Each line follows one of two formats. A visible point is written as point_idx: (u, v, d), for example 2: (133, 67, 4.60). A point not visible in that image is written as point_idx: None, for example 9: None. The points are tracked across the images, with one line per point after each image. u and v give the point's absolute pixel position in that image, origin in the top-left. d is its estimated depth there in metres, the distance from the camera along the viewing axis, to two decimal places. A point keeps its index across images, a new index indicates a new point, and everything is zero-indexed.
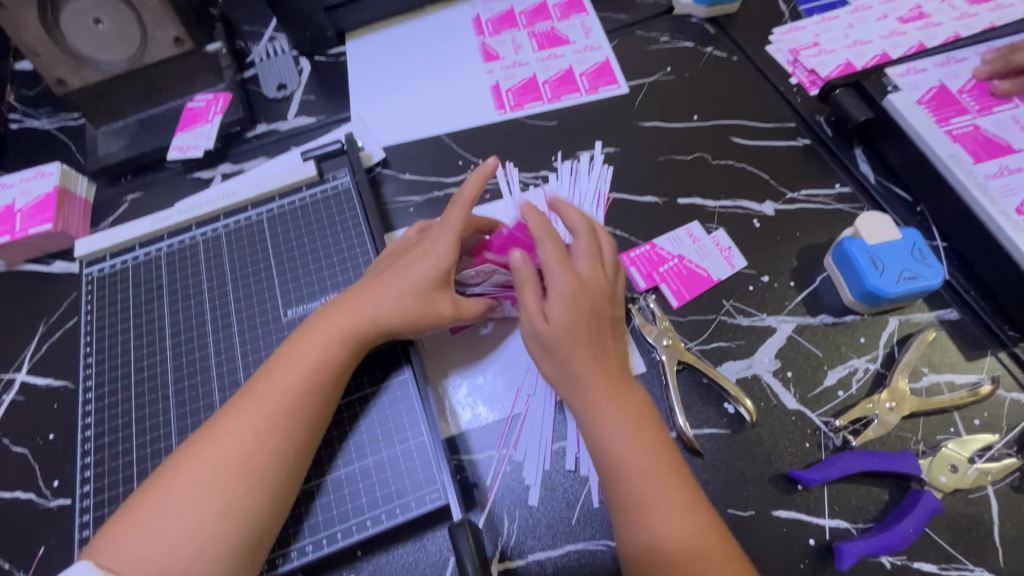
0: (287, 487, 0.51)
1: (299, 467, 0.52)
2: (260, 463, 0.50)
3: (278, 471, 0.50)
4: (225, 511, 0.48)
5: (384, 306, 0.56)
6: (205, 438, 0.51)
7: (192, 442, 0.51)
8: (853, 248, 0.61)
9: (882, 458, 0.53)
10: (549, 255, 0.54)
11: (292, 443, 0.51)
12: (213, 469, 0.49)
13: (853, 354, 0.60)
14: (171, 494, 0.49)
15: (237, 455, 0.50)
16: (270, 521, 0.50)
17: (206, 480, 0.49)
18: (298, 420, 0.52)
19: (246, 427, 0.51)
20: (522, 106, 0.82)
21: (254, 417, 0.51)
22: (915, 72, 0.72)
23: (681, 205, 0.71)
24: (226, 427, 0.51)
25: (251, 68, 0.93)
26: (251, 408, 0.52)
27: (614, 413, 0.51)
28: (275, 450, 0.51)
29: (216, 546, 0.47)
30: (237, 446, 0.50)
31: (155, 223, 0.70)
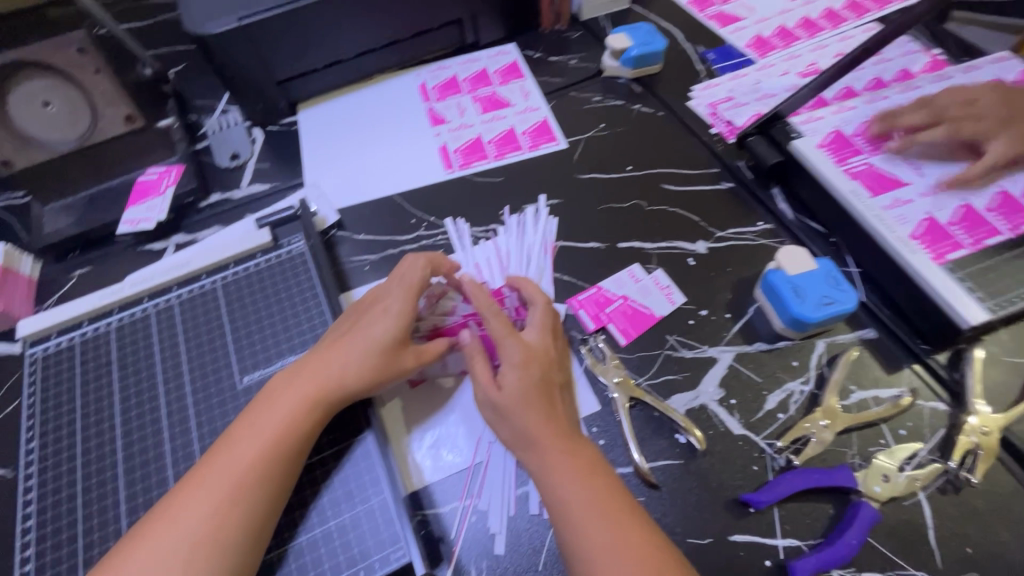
0: (248, 560, 0.50)
1: (262, 539, 0.51)
2: (222, 539, 0.49)
3: (241, 546, 0.50)
4: None
5: (346, 370, 0.57)
6: (162, 517, 0.50)
7: (148, 524, 0.50)
8: (777, 280, 0.67)
9: (822, 475, 0.56)
10: (497, 328, 0.58)
11: (254, 514, 0.51)
12: (172, 550, 0.48)
13: (789, 378, 0.65)
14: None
15: (198, 533, 0.49)
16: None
17: (163, 560, 0.48)
18: (260, 490, 0.52)
19: (206, 503, 0.50)
20: (469, 165, 0.87)
21: (214, 492, 0.51)
22: (814, 119, 0.80)
23: (622, 248, 0.77)
24: (184, 503, 0.50)
25: (204, 140, 0.95)
26: (210, 483, 0.51)
27: (567, 467, 0.53)
28: (237, 524, 0.50)
29: None
30: (195, 522, 0.49)
31: (105, 297, 0.69)
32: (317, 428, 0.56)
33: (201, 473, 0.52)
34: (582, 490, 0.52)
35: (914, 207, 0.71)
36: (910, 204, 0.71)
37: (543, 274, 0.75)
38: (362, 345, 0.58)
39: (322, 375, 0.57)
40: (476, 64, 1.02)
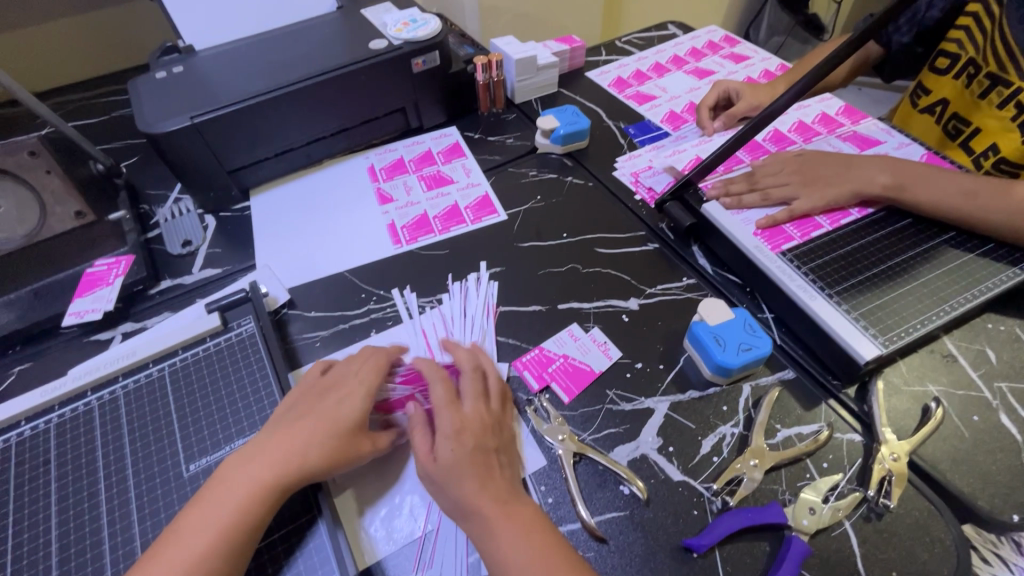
0: None
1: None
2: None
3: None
4: None
5: (301, 452, 0.58)
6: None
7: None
8: (700, 330, 0.73)
9: (755, 513, 0.60)
10: (438, 398, 0.64)
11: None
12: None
13: (720, 422, 0.70)
14: None
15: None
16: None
17: None
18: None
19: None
20: (416, 240, 0.93)
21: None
22: (714, 177, 0.96)
23: (561, 310, 0.82)
24: None
25: (156, 229, 0.98)
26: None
27: (512, 529, 0.56)
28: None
29: None
30: None
31: (45, 393, 0.68)
32: (270, 513, 0.56)
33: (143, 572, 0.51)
34: (525, 556, 0.54)
35: (753, 208, 0.87)
36: (753, 208, 0.87)
37: (488, 337, 0.79)
38: (316, 427, 0.60)
39: (278, 458, 0.58)
40: (421, 146, 1.10)
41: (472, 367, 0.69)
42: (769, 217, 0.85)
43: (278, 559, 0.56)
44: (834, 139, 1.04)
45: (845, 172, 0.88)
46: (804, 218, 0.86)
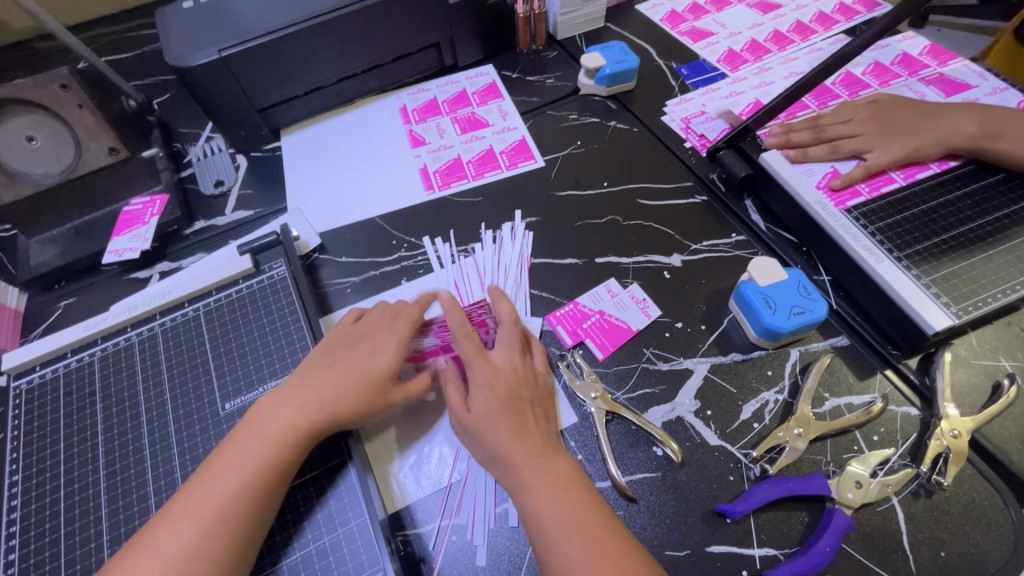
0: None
1: (242, 565, 0.51)
2: (203, 565, 0.49)
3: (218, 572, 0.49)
4: None
5: (331, 401, 0.58)
6: (139, 549, 0.50)
7: (124, 557, 0.50)
8: (748, 290, 0.69)
9: (796, 483, 0.57)
10: (466, 350, 0.60)
11: (235, 544, 0.51)
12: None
13: (762, 388, 0.66)
14: None
15: (179, 560, 0.49)
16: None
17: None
18: (242, 521, 0.52)
19: (183, 532, 0.50)
20: (449, 185, 0.89)
21: (195, 518, 0.51)
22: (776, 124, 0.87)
23: (599, 264, 0.78)
24: (169, 528, 0.51)
25: (188, 168, 0.97)
26: (191, 514, 0.51)
27: (543, 483, 0.54)
28: (219, 551, 0.50)
29: None
30: (179, 546, 0.50)
31: (88, 328, 0.70)
32: (301, 454, 0.56)
33: (182, 504, 0.52)
34: (558, 509, 0.53)
35: (818, 161, 0.79)
36: (817, 160, 0.79)
37: (521, 288, 0.76)
38: (347, 373, 0.60)
39: (312, 402, 0.58)
40: (455, 86, 1.04)
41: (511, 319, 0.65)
42: (845, 175, 0.76)
43: (310, 499, 0.57)
44: (915, 83, 0.92)
45: (921, 120, 0.79)
46: (878, 175, 0.77)
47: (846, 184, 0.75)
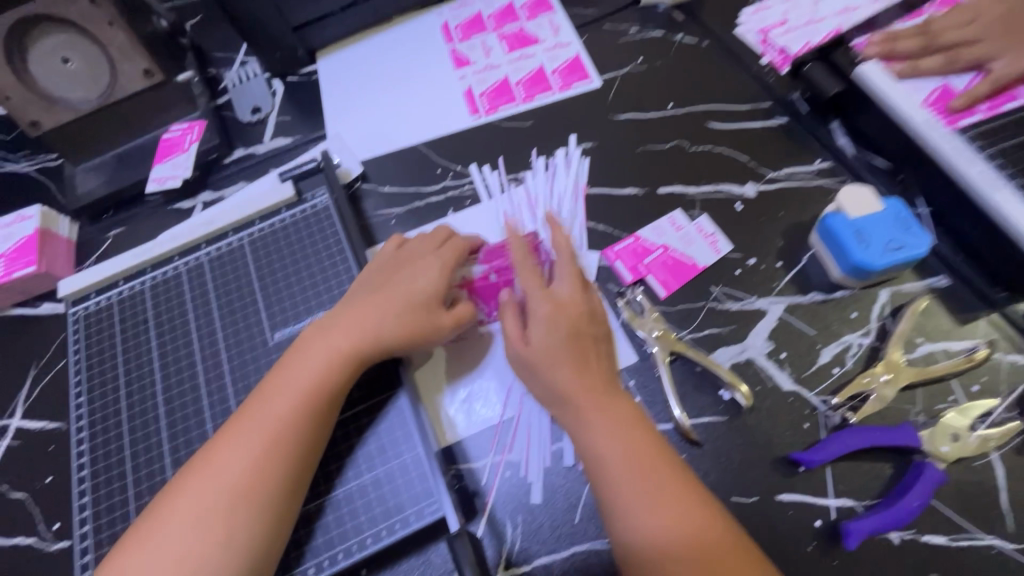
0: (289, 509, 0.49)
1: (297, 492, 0.50)
2: (258, 490, 0.48)
3: (274, 498, 0.48)
4: (225, 537, 0.47)
5: (378, 328, 0.55)
6: (194, 474, 0.49)
7: (180, 481, 0.50)
8: (836, 223, 0.61)
9: (882, 433, 0.53)
10: (530, 287, 0.57)
11: (290, 470, 0.49)
12: (207, 501, 0.48)
13: (845, 331, 0.60)
14: (170, 526, 0.47)
15: (234, 485, 0.48)
16: (267, 556, 0.48)
17: (204, 509, 0.47)
18: (294, 447, 0.50)
19: (236, 457, 0.49)
20: (496, 109, 0.81)
21: (248, 444, 0.50)
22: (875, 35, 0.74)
23: (662, 194, 0.71)
24: (221, 455, 0.49)
25: (225, 94, 0.92)
26: (243, 440, 0.50)
27: (606, 424, 0.51)
28: (274, 476, 0.49)
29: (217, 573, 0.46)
30: (232, 472, 0.48)
31: (137, 256, 0.69)
32: (349, 381, 0.54)
33: (233, 430, 0.51)
34: (621, 448, 0.50)
35: (931, 76, 0.67)
36: (929, 75, 0.67)
37: (576, 220, 0.70)
38: (393, 299, 0.57)
39: (359, 329, 0.55)
40: None
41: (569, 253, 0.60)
42: (968, 92, 0.64)
43: (362, 431, 0.56)
44: None
45: None
46: (1001, 91, 0.66)
47: (966, 104, 0.64)
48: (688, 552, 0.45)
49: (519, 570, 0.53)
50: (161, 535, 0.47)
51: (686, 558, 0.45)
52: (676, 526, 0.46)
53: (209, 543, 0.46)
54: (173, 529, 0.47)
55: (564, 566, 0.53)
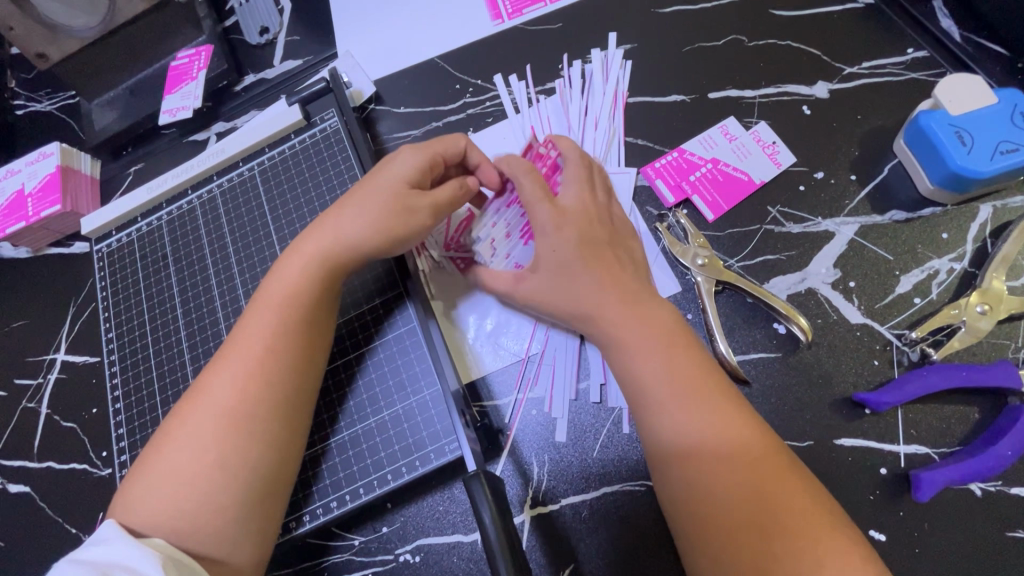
0: (290, 433, 0.46)
1: (295, 416, 0.46)
2: (248, 414, 0.44)
3: (267, 421, 0.44)
4: (224, 464, 0.42)
5: (348, 230, 0.49)
6: (185, 402, 0.45)
7: (174, 412, 0.45)
8: (932, 123, 0.50)
9: (970, 372, 0.45)
10: (527, 193, 0.50)
11: (278, 389, 0.45)
12: (197, 432, 0.43)
13: (931, 254, 0.51)
14: (167, 453, 0.43)
15: (222, 409, 0.44)
16: (272, 481, 0.44)
17: (197, 434, 0.43)
18: (279, 363, 0.46)
19: (222, 379, 0.45)
20: (521, 11, 0.70)
21: (236, 364, 0.45)
22: None
23: (714, 99, 0.61)
24: (209, 378, 0.45)
25: (232, 15, 0.82)
26: (227, 362, 0.46)
27: (642, 332, 0.45)
28: (263, 396, 0.44)
29: (220, 500, 0.41)
30: (221, 394, 0.44)
31: (151, 190, 0.67)
32: (328, 294, 0.50)
33: (220, 354, 0.47)
34: (656, 366, 0.43)
35: None
36: None
37: (614, 135, 0.61)
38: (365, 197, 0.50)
39: (336, 234, 0.50)
40: None
41: (577, 154, 0.53)
42: None
43: (381, 365, 0.54)
44: None
45: None
46: None
47: None
48: (737, 483, 0.38)
49: (547, 509, 0.51)
50: (160, 467, 0.43)
51: (740, 478, 0.39)
52: (721, 456, 0.39)
53: (205, 472, 0.42)
54: (170, 460, 0.43)
55: (594, 507, 0.50)
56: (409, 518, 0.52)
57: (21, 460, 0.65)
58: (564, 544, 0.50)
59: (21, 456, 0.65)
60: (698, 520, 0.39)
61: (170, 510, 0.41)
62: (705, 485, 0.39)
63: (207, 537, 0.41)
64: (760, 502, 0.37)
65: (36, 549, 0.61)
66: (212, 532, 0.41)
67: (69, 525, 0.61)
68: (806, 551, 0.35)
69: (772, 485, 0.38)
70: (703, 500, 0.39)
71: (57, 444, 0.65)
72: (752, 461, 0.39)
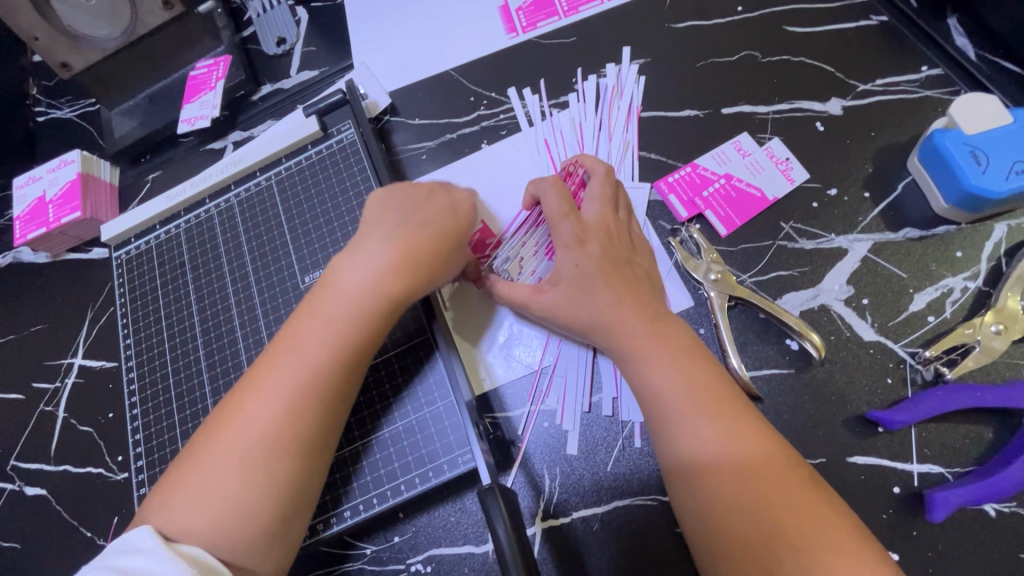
0: (328, 455, 0.47)
1: (334, 440, 0.47)
2: (299, 441, 0.44)
3: (313, 447, 0.45)
4: (269, 486, 0.43)
5: (404, 265, 0.50)
6: (227, 419, 0.45)
7: (213, 424, 0.45)
8: (947, 142, 0.50)
9: (984, 392, 0.45)
10: (551, 208, 0.52)
11: (327, 418, 0.46)
12: (242, 450, 0.43)
13: (946, 272, 0.51)
14: (209, 468, 0.43)
15: (273, 433, 0.44)
16: (306, 501, 0.45)
17: (243, 453, 0.43)
18: (329, 392, 0.46)
19: (272, 403, 0.45)
20: (536, 25, 0.71)
21: (286, 389, 0.45)
22: None
23: (727, 115, 0.61)
24: (256, 397, 0.45)
25: (250, 26, 0.83)
26: (275, 383, 0.45)
27: (657, 350, 0.46)
28: (313, 425, 0.45)
29: (260, 519, 0.42)
30: (269, 417, 0.44)
31: (170, 199, 0.68)
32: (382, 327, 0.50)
33: (266, 372, 0.46)
34: (673, 381, 0.44)
35: None
36: None
37: (627, 150, 0.62)
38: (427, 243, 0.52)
39: (394, 265, 0.50)
40: None
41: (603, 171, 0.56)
42: None
43: (395, 376, 0.54)
44: None
45: None
46: None
47: None
48: (754, 501, 0.39)
49: (558, 522, 0.51)
50: (199, 480, 0.43)
51: (756, 497, 0.39)
52: (740, 475, 0.40)
53: (252, 492, 0.42)
54: (212, 476, 0.43)
55: (604, 520, 0.51)
56: (420, 528, 0.53)
57: (38, 462, 0.66)
58: (575, 557, 0.50)
59: (38, 459, 0.66)
60: (719, 535, 0.39)
61: (209, 521, 0.41)
62: (725, 504, 0.39)
63: (241, 549, 0.42)
64: (781, 515, 0.38)
65: (51, 552, 0.61)
66: (247, 544, 0.42)
67: (84, 529, 0.62)
68: (832, 566, 0.35)
69: (787, 503, 0.38)
70: (724, 515, 0.39)
71: (74, 447, 0.66)
72: (768, 481, 0.39)
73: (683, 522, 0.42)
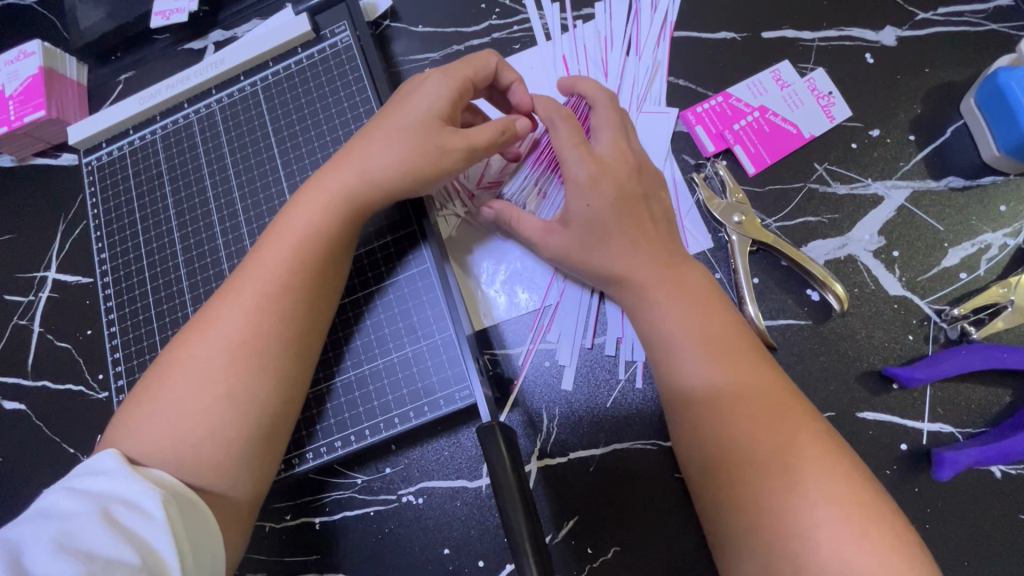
0: (296, 372, 0.44)
1: (301, 359, 0.44)
2: (258, 350, 0.42)
3: (275, 362, 0.42)
4: (228, 401, 0.40)
5: (374, 163, 0.46)
6: (189, 335, 0.42)
7: (173, 347, 0.43)
8: (1013, 82, 0.45)
9: (1008, 353, 0.43)
10: (561, 141, 0.46)
11: (289, 328, 0.43)
12: (200, 370, 0.41)
13: (985, 227, 0.48)
14: (166, 387, 0.41)
15: (232, 342, 0.41)
16: (275, 422, 0.42)
17: (200, 371, 0.41)
18: (292, 305, 0.43)
19: (234, 312, 0.42)
20: None
21: (247, 305, 0.42)
22: None
23: (767, 40, 0.55)
24: (216, 315, 0.42)
25: None
26: (237, 299, 0.43)
27: (671, 298, 0.43)
28: (274, 336, 0.42)
29: (222, 436, 0.40)
30: (227, 332, 0.42)
31: (144, 101, 0.62)
32: (349, 231, 0.47)
33: (228, 291, 0.43)
34: (688, 331, 0.41)
35: None
36: None
37: (655, 74, 0.56)
38: (391, 132, 0.46)
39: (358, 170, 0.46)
40: None
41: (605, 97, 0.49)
42: None
43: (389, 309, 0.51)
44: None
45: None
46: None
47: None
48: (771, 454, 0.37)
49: (553, 461, 0.50)
50: (160, 395, 0.40)
51: (777, 452, 0.37)
52: (757, 430, 0.37)
53: (210, 406, 0.40)
54: (172, 389, 0.40)
55: (601, 461, 0.50)
56: (413, 461, 0.52)
57: (14, 377, 0.63)
58: (569, 497, 0.49)
59: (14, 372, 0.63)
60: (724, 487, 0.38)
61: (172, 441, 0.39)
62: (745, 460, 0.37)
63: (206, 469, 0.39)
64: (796, 464, 0.36)
65: (33, 466, 0.60)
66: (218, 467, 0.39)
67: (67, 445, 0.60)
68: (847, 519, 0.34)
69: (805, 457, 0.36)
70: (731, 469, 0.37)
71: (52, 363, 0.63)
72: (785, 435, 0.37)
73: (693, 474, 0.41)
